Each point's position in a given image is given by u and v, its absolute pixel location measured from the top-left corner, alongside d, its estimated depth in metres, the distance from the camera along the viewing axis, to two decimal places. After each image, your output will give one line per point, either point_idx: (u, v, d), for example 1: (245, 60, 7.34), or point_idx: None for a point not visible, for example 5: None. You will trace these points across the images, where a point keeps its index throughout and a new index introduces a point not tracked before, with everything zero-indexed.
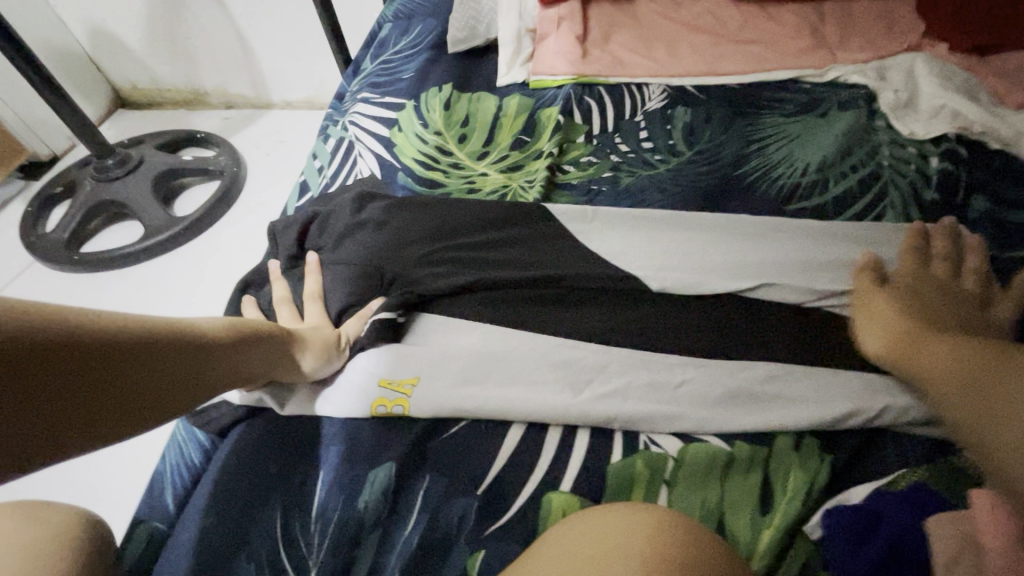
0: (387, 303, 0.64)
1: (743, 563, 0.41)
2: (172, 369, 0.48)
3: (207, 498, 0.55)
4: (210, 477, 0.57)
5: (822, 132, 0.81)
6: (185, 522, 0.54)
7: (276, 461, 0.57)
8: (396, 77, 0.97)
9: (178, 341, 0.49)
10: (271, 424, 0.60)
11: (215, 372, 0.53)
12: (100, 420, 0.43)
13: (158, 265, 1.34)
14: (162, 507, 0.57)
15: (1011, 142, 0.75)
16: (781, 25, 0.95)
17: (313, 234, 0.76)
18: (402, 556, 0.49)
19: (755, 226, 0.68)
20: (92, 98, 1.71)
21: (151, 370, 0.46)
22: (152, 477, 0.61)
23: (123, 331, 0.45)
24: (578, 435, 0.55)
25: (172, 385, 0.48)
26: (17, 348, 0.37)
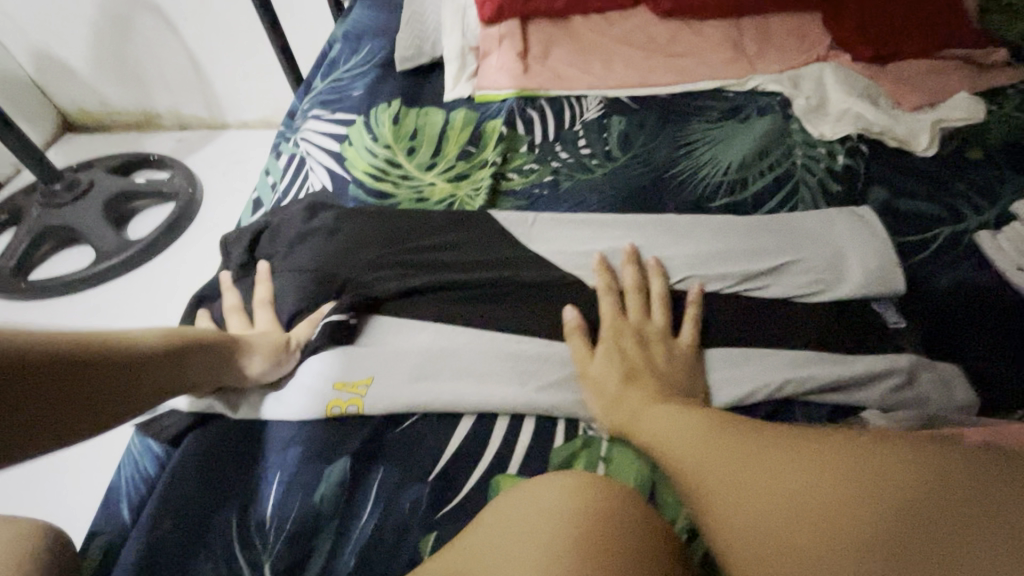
0: (340, 305, 0.66)
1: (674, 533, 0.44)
2: (107, 382, 0.50)
3: (159, 504, 0.55)
4: (161, 486, 0.57)
5: (742, 136, 0.88)
6: (136, 531, 0.55)
7: (231, 466, 0.58)
8: (346, 94, 1.00)
9: (118, 357, 0.52)
10: (225, 432, 0.61)
11: (158, 380, 0.55)
12: (39, 434, 0.45)
13: (112, 289, 1.32)
14: (117, 518, 0.58)
15: (905, 140, 0.84)
16: (704, 39, 1.03)
17: (265, 242, 0.77)
18: (359, 544, 0.52)
19: (683, 222, 0.73)
20: (38, 124, 1.68)
21: (86, 383, 0.48)
22: (108, 488, 0.62)
23: (56, 348, 0.47)
24: (524, 421, 0.59)
25: (114, 396, 0.51)
26: None
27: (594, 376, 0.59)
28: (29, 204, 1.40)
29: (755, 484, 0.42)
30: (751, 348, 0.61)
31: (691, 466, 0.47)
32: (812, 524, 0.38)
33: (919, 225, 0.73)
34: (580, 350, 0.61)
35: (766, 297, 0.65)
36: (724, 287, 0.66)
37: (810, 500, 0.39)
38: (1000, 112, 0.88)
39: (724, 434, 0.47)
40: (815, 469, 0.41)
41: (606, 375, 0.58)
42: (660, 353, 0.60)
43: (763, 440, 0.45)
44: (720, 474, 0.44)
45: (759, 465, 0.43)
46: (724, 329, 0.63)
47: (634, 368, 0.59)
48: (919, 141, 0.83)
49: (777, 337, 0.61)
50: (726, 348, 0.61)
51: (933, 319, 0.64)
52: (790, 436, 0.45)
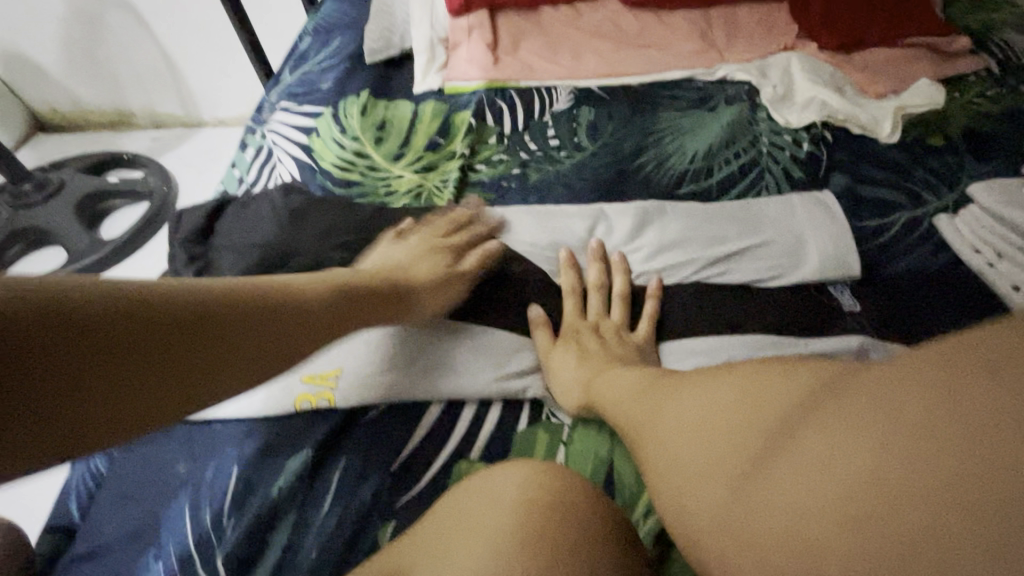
0: None
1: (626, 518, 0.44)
2: (166, 367, 0.42)
3: (113, 499, 0.55)
4: (112, 482, 0.57)
5: (711, 124, 0.89)
6: (88, 529, 0.54)
7: (184, 461, 0.56)
8: (314, 87, 0.99)
9: (242, 321, 0.47)
10: (172, 432, 0.58)
11: (232, 366, 0.46)
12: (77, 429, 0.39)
13: (85, 290, 1.31)
14: (68, 516, 0.57)
15: (869, 127, 0.85)
16: (674, 30, 1.03)
17: (219, 229, 0.73)
18: (320, 535, 0.51)
19: (650, 208, 0.73)
20: (8, 123, 1.65)
21: (141, 368, 0.41)
22: (61, 487, 0.61)
23: (165, 308, 0.43)
24: (488, 409, 0.59)
25: (228, 364, 0.46)
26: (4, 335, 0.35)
27: (556, 360, 0.60)
28: None
29: (668, 415, 0.44)
30: (713, 332, 0.62)
31: (629, 411, 0.49)
32: (716, 429, 0.39)
33: (881, 210, 0.75)
34: (544, 343, 0.62)
35: (733, 281, 0.65)
36: (689, 274, 0.66)
37: (717, 412, 0.40)
38: (961, 99, 0.89)
39: (656, 382, 0.50)
40: (727, 384, 0.41)
41: (568, 360, 0.59)
42: (615, 341, 0.61)
43: (698, 384, 0.44)
44: (649, 415, 0.46)
45: (686, 406, 0.43)
46: (687, 317, 0.63)
47: (591, 351, 0.60)
48: (882, 128, 0.84)
49: (735, 319, 0.62)
50: (690, 333, 0.62)
51: (891, 302, 0.65)
52: (715, 368, 0.45)
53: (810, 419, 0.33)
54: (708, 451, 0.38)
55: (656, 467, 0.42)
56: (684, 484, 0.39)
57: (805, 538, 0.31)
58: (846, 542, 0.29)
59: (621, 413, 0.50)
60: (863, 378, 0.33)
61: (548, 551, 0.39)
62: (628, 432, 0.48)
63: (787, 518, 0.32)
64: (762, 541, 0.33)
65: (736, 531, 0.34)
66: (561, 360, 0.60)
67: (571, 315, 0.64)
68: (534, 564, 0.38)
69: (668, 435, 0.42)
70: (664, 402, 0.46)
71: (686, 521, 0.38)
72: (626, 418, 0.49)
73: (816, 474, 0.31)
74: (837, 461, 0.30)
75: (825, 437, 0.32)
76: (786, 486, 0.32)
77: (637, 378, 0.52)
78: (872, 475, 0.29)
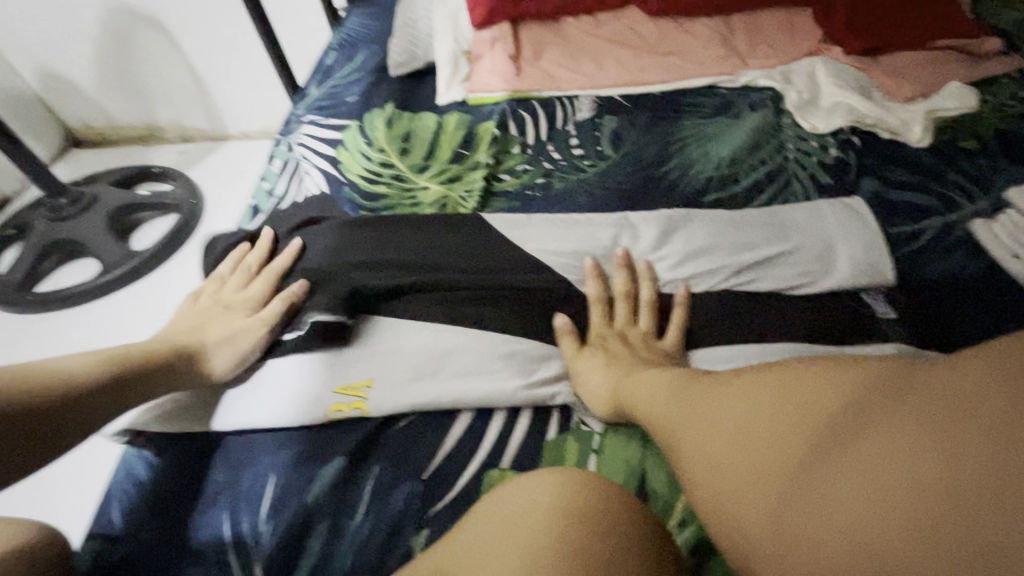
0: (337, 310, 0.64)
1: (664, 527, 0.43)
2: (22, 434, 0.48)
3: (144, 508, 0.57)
4: (144, 492, 0.58)
5: (735, 131, 0.88)
6: (127, 535, 0.55)
7: (219, 470, 0.58)
8: (341, 101, 1.01)
9: (79, 385, 0.54)
10: (202, 445, 0.60)
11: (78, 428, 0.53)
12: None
13: (116, 300, 1.34)
14: (109, 522, 0.57)
15: (898, 131, 0.84)
16: (696, 37, 1.03)
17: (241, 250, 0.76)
18: (354, 542, 0.52)
19: (675, 216, 0.73)
20: (43, 139, 1.71)
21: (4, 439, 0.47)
22: (103, 496, 0.61)
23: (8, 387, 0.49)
24: (519, 418, 0.59)
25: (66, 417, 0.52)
26: None
27: (585, 368, 0.59)
28: (34, 218, 1.42)
29: (704, 415, 0.43)
30: (744, 339, 0.61)
31: (660, 416, 0.48)
32: (760, 433, 0.38)
33: (912, 216, 0.73)
34: (570, 350, 0.62)
35: (762, 289, 0.65)
36: (717, 283, 0.66)
37: (760, 411, 0.39)
38: (993, 102, 0.87)
39: (684, 385, 0.48)
40: (766, 382, 0.40)
41: (597, 368, 0.58)
42: (643, 348, 0.61)
43: (733, 383, 0.44)
44: (682, 415, 0.45)
45: (723, 405, 0.42)
46: (716, 325, 0.63)
47: (621, 358, 0.59)
48: (913, 132, 0.83)
49: (767, 326, 0.61)
50: (720, 341, 0.62)
51: (925, 307, 0.64)
52: (746, 367, 0.45)
53: (869, 425, 0.34)
54: (752, 455, 0.37)
55: (695, 468, 0.41)
56: (729, 487, 0.38)
57: (867, 542, 0.31)
58: (923, 548, 0.29)
59: (651, 415, 0.49)
60: (920, 385, 0.34)
61: (588, 560, 0.39)
62: (659, 433, 0.47)
63: (854, 526, 0.31)
64: (824, 547, 0.32)
65: (789, 533, 0.34)
66: (589, 367, 0.59)
67: (597, 324, 0.64)
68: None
69: (706, 435, 0.41)
70: (696, 401, 0.45)
71: (729, 526, 0.37)
72: (656, 418, 0.48)
73: (884, 481, 0.31)
74: (908, 469, 0.31)
75: (893, 447, 0.32)
76: (848, 492, 0.32)
77: (663, 378, 0.51)
78: (952, 481, 0.29)
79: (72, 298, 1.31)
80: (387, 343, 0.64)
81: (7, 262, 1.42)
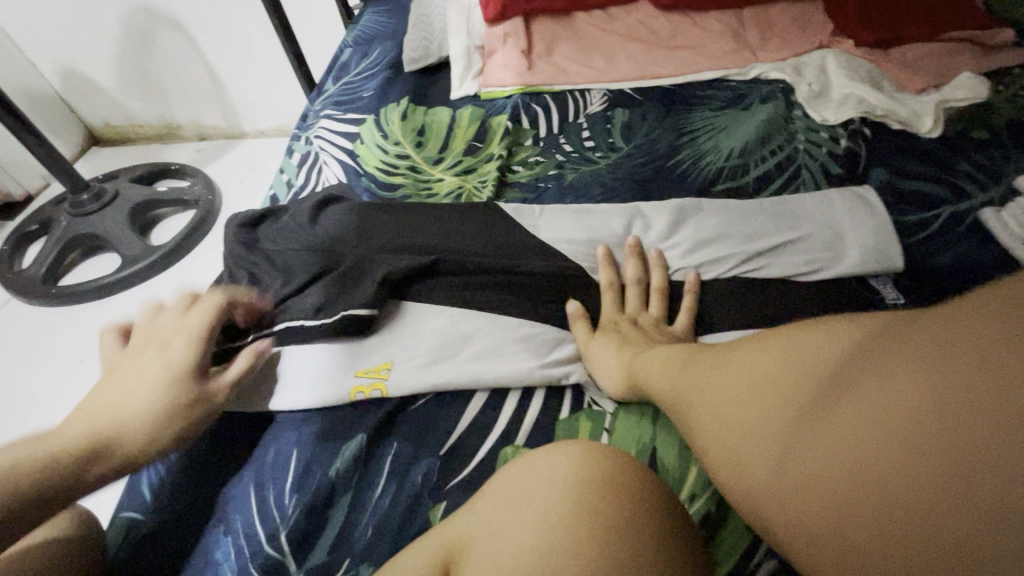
0: (362, 301, 0.64)
1: (673, 496, 0.45)
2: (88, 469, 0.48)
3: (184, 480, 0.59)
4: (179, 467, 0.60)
5: (745, 123, 0.89)
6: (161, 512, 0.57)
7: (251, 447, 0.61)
8: (357, 96, 1.03)
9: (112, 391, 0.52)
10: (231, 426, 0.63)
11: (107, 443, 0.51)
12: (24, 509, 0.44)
13: (138, 294, 1.38)
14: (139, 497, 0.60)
15: (909, 122, 0.84)
16: (707, 32, 1.04)
17: (263, 237, 0.76)
18: (374, 514, 0.54)
19: (686, 205, 0.74)
20: (66, 137, 1.75)
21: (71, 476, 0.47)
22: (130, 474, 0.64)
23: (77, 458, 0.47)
24: (532, 398, 0.61)
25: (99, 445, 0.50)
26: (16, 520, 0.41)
27: (596, 351, 0.61)
28: (58, 214, 1.45)
29: (714, 384, 0.46)
30: (754, 324, 0.62)
31: (670, 389, 0.51)
32: (767, 389, 0.41)
33: (921, 205, 0.74)
34: (583, 334, 0.64)
35: (773, 275, 0.66)
36: (729, 269, 0.67)
37: (767, 375, 0.42)
38: (1005, 93, 0.87)
39: (695, 358, 0.51)
40: (771, 350, 0.43)
41: (608, 351, 0.60)
42: (654, 331, 0.62)
43: (740, 353, 0.46)
44: (693, 387, 0.48)
45: (731, 374, 0.45)
46: (727, 311, 0.64)
47: (632, 340, 0.61)
48: (923, 123, 0.83)
49: (777, 310, 0.62)
50: (730, 325, 0.63)
51: (933, 293, 0.64)
52: (752, 338, 0.47)
53: (864, 368, 0.36)
54: (760, 407, 0.41)
55: (709, 434, 0.44)
56: (741, 447, 0.41)
57: (862, 467, 0.34)
58: (913, 474, 0.32)
59: (662, 389, 0.52)
60: (911, 325, 0.36)
61: (606, 526, 0.40)
62: (672, 405, 0.50)
63: (851, 464, 0.34)
64: (825, 487, 0.35)
65: (794, 479, 0.37)
66: (602, 349, 0.61)
67: (609, 310, 0.66)
68: (599, 554, 0.39)
69: (717, 402, 0.44)
70: (707, 372, 0.48)
71: (741, 473, 0.41)
72: (667, 393, 0.51)
73: (876, 417, 0.34)
74: (897, 399, 0.33)
75: (883, 383, 0.35)
76: (843, 427, 0.35)
77: (674, 354, 0.54)
78: (934, 409, 0.32)
79: (95, 291, 1.35)
80: (405, 326, 0.66)
81: (32, 256, 1.47)
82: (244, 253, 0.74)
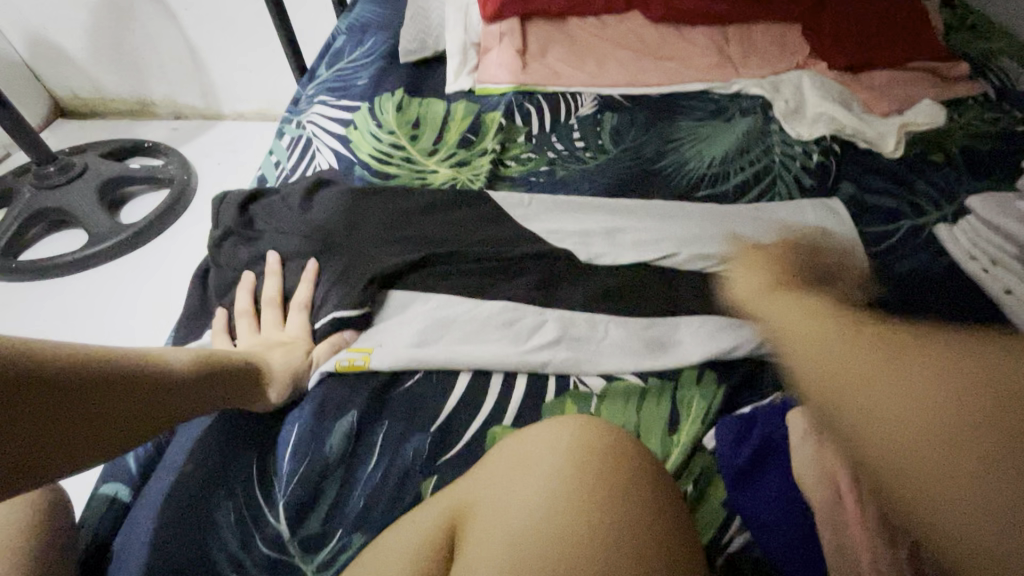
0: (353, 300, 0.67)
1: (659, 472, 0.48)
2: (164, 410, 0.50)
3: (169, 465, 0.58)
4: (171, 455, 0.59)
5: (725, 134, 0.94)
6: (149, 495, 0.56)
7: (252, 425, 0.61)
8: (352, 83, 1.04)
9: (179, 380, 0.51)
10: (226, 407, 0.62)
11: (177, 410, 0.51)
12: (137, 428, 0.47)
13: (101, 274, 1.32)
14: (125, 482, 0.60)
15: (874, 142, 0.91)
16: (693, 45, 1.10)
17: (256, 217, 0.79)
18: (366, 487, 0.55)
19: (669, 209, 0.79)
20: (30, 106, 1.68)
21: (152, 405, 0.49)
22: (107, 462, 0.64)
23: (162, 391, 0.50)
24: (517, 380, 0.63)
25: (175, 403, 0.51)
26: (124, 401, 0.46)
27: (750, 262, 0.65)
28: (21, 185, 1.39)
29: (854, 341, 0.44)
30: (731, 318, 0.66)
31: (794, 334, 0.50)
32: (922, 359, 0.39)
33: (884, 219, 0.80)
34: (565, 320, 0.66)
35: None
36: (705, 266, 0.71)
37: (927, 352, 0.40)
38: (960, 121, 0.95)
39: (824, 316, 0.50)
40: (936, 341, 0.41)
41: (760, 262, 0.64)
42: (758, 253, 0.66)
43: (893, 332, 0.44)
44: (824, 341, 0.46)
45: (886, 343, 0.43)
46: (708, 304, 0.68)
47: (754, 261, 0.64)
48: (887, 143, 0.90)
49: None
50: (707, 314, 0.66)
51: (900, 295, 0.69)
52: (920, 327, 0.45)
53: None
54: (909, 372, 0.39)
55: (829, 382, 0.42)
56: (869, 399, 0.39)
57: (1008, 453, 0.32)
58: None
59: (784, 331, 0.51)
60: None
61: (598, 508, 0.42)
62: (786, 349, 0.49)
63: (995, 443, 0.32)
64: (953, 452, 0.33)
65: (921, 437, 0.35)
66: (745, 274, 0.64)
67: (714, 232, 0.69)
68: (596, 515, 0.42)
69: (851, 358, 0.42)
70: (844, 335, 0.46)
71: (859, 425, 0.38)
72: (788, 335, 0.50)
73: None
74: None
75: None
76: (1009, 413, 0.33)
77: (801, 311, 0.53)
78: None
79: (54, 268, 1.29)
80: (397, 311, 0.69)
81: None
82: (236, 236, 0.77)
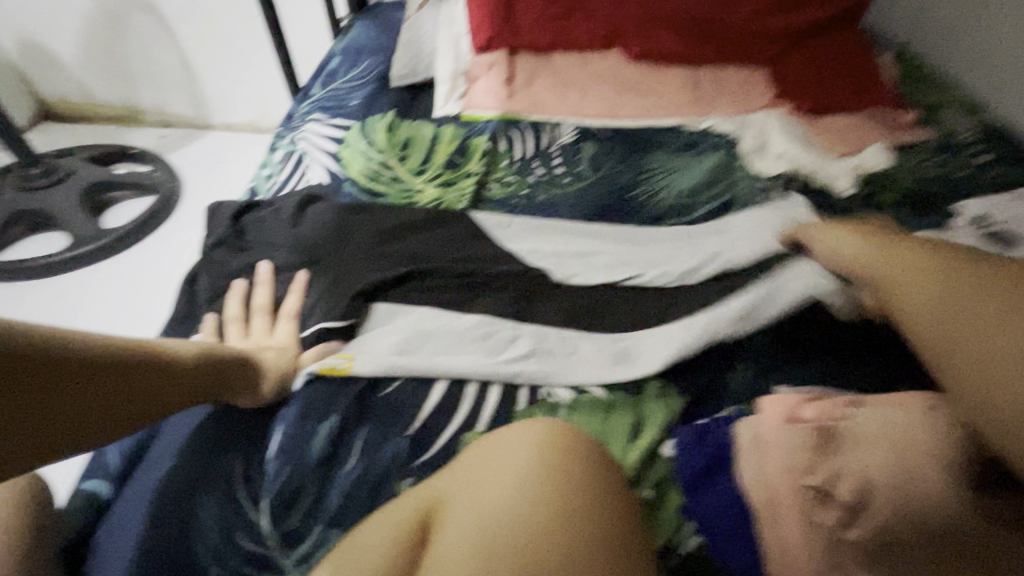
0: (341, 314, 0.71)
1: (618, 475, 0.51)
2: (163, 397, 0.52)
3: (154, 463, 0.60)
4: (156, 455, 0.61)
5: (694, 167, 1.01)
6: (132, 494, 0.58)
7: (235, 426, 0.63)
8: (344, 103, 1.09)
9: (181, 370, 0.54)
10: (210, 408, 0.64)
11: (175, 397, 0.54)
12: (140, 411, 0.50)
13: (81, 276, 1.32)
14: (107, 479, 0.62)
15: (830, 181, 0.98)
16: (668, 83, 1.18)
17: (247, 230, 0.84)
18: (344, 486, 0.58)
19: (638, 234, 0.84)
20: (16, 108, 1.69)
21: (153, 391, 0.51)
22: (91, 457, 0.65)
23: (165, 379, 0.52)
24: (491, 390, 0.66)
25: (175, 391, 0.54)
26: (133, 383, 0.49)
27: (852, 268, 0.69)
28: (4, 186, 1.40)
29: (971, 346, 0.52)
30: None
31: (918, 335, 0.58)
32: None
33: None
34: (538, 335, 0.70)
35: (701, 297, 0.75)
36: (668, 287, 0.76)
37: None
38: (908, 164, 1.03)
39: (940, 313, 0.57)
40: None
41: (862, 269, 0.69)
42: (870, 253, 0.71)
43: None
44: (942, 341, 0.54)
45: None
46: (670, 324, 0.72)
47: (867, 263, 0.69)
48: (841, 182, 0.98)
49: None
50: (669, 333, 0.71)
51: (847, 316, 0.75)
52: None
53: None
54: None
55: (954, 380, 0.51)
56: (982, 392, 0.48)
57: None
58: None
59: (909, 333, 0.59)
60: None
61: (558, 499, 0.47)
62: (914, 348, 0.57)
63: None
64: None
65: None
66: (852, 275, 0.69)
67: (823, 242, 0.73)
68: (556, 508, 0.46)
69: None
70: None
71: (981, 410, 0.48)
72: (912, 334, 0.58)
73: None
74: None
75: None
76: None
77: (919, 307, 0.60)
78: None
79: (34, 270, 1.29)
80: (379, 321, 0.72)
81: None
82: (227, 246, 0.81)
